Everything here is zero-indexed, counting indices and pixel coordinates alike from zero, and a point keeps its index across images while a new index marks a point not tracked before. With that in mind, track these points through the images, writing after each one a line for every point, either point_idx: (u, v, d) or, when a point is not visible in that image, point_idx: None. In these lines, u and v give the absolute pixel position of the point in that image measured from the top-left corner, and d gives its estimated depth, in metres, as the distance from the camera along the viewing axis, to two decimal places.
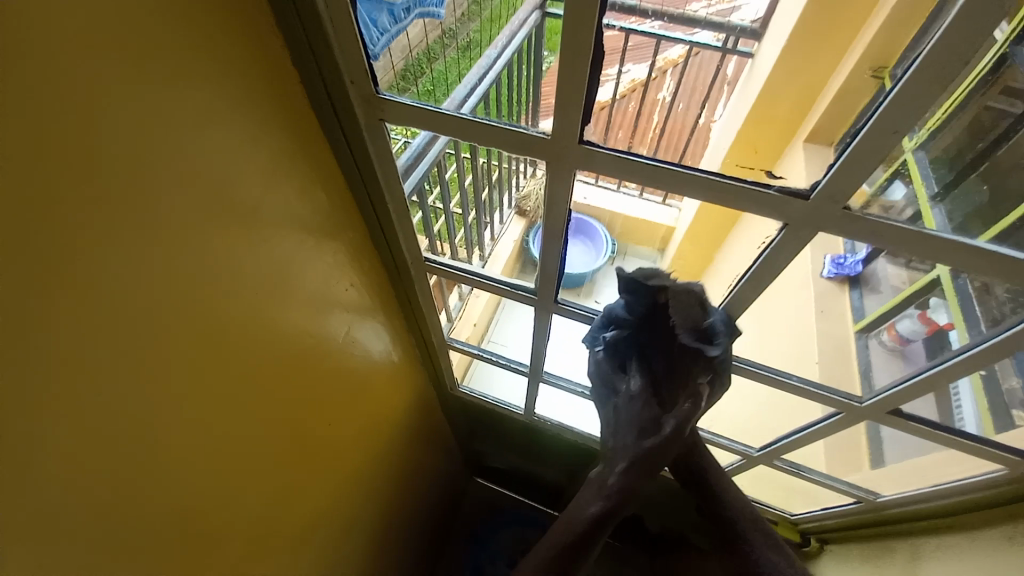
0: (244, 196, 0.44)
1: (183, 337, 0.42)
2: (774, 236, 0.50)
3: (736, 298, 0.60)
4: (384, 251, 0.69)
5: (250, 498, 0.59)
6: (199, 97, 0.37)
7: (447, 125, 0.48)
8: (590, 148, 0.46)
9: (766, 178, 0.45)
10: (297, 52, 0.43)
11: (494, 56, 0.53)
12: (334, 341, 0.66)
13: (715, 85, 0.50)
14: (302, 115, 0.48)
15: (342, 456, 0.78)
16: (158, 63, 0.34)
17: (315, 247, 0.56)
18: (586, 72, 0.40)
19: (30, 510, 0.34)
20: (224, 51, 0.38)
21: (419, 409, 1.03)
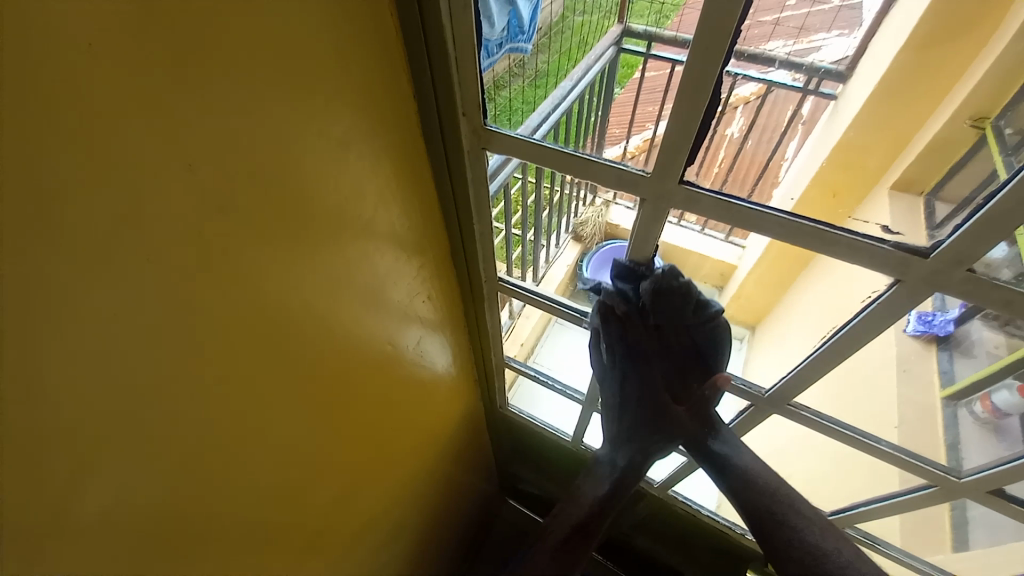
0: (357, 213, 0.48)
1: (285, 334, 0.46)
2: (883, 291, 0.47)
3: (828, 353, 0.57)
4: (462, 271, 0.72)
5: (313, 491, 0.62)
6: (340, 127, 0.42)
7: (549, 157, 0.51)
8: (692, 190, 0.48)
9: (880, 233, 0.43)
10: (420, 87, 0.48)
11: (568, 87, 0.57)
12: (406, 351, 0.68)
13: (791, 124, 0.47)
14: (414, 142, 0.52)
15: (397, 465, 0.80)
16: (314, 93, 0.38)
17: (404, 261, 0.59)
18: (700, 111, 0.42)
19: (145, 476, 0.38)
20: (363, 83, 0.42)
21: (468, 426, 1.04)
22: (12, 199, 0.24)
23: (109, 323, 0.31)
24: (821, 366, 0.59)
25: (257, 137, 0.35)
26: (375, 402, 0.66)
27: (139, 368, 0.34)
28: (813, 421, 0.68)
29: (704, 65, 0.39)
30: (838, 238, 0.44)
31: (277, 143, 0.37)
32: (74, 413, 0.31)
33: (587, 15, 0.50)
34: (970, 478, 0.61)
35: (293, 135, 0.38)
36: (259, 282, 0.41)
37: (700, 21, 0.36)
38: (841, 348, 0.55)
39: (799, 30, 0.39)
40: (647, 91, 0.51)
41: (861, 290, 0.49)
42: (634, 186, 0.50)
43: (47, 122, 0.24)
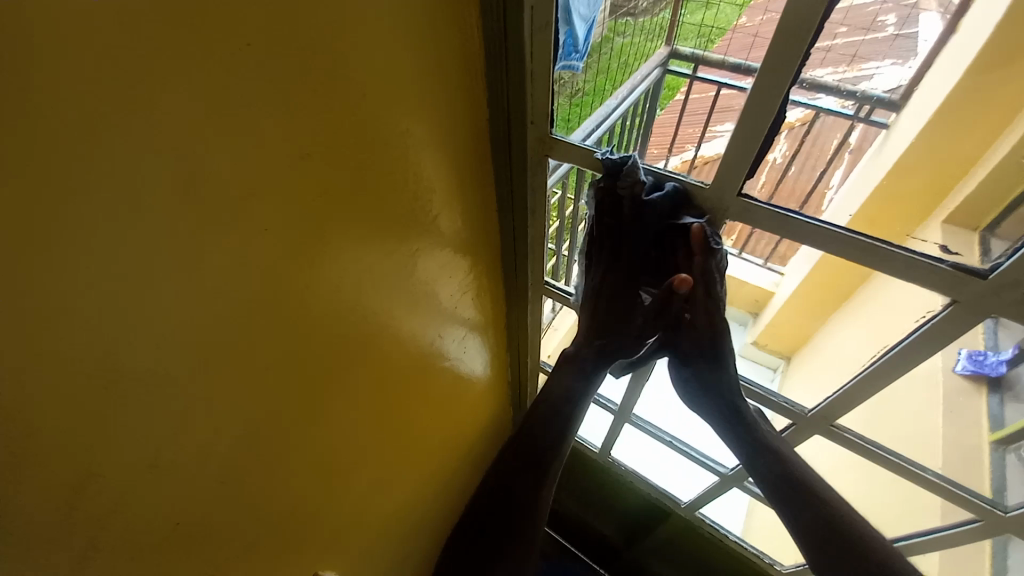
0: (421, 205, 0.51)
1: (347, 315, 0.49)
2: (938, 312, 0.46)
3: (874, 377, 0.55)
4: (509, 273, 0.74)
5: (351, 472, 0.64)
6: (418, 122, 0.45)
7: (611, 167, 0.53)
8: (749, 202, 0.48)
9: (939, 252, 0.43)
10: (492, 92, 0.51)
11: (613, 106, 0.58)
12: (448, 347, 0.70)
13: (837, 152, 0.48)
14: (479, 143, 0.54)
15: (427, 459, 0.81)
16: (400, 95, 0.41)
17: (457, 257, 0.61)
18: (762, 134, 0.43)
19: (211, 435, 0.41)
20: (443, 89, 0.45)
21: (495, 428, 1.05)
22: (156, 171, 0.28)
23: (209, 288, 0.35)
24: (867, 390, 0.57)
25: (348, 131, 0.39)
26: (414, 392, 0.69)
27: (225, 331, 0.38)
28: (855, 443, 0.65)
29: (766, 91, 0.40)
30: (895, 256, 0.43)
31: (363, 138, 0.41)
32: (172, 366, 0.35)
33: (630, 37, 0.54)
34: (1015, 513, 0.57)
35: (377, 132, 0.41)
36: (333, 264, 0.44)
37: (771, 45, 0.38)
38: (891, 370, 0.53)
39: (851, 58, 0.39)
40: (689, 113, 0.55)
41: (916, 308, 0.48)
42: (693, 198, 0.51)
43: (191, 106, 0.28)
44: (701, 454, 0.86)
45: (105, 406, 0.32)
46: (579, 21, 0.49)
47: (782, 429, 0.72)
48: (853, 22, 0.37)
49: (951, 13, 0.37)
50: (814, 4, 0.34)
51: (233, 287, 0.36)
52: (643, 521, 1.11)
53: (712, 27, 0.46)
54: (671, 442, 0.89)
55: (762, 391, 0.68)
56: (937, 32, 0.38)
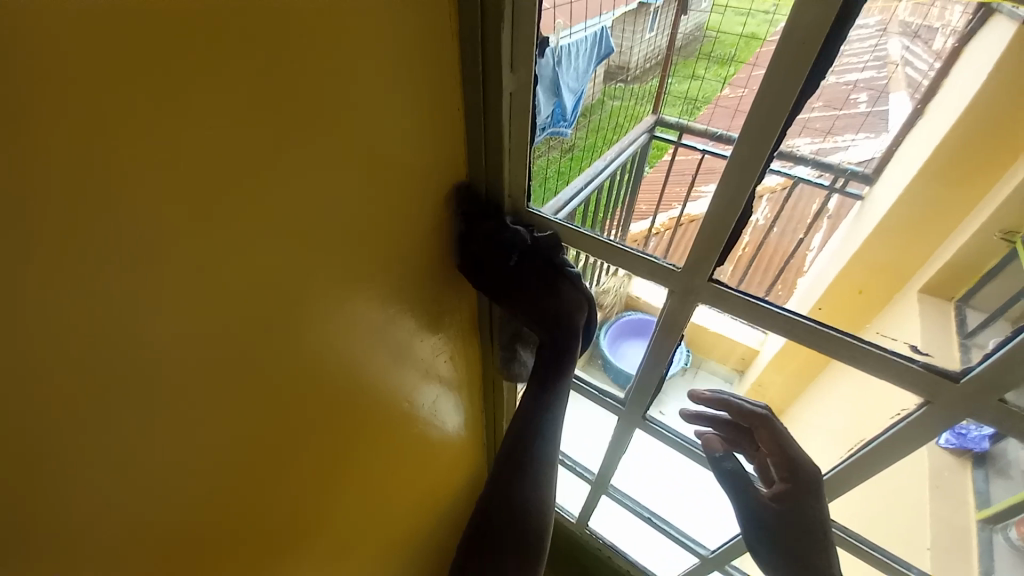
0: (399, 270, 0.51)
1: (314, 381, 0.47)
2: (912, 411, 0.47)
3: (855, 465, 0.55)
4: (484, 336, 0.73)
5: (312, 548, 0.59)
6: (400, 188, 0.45)
7: (589, 244, 0.54)
8: (720, 287, 0.50)
9: (909, 351, 0.44)
10: (472, 158, 0.52)
11: (601, 166, 0.60)
12: (419, 409, 0.68)
13: (816, 218, 0.48)
14: (460, 210, 0.55)
15: (394, 530, 0.77)
16: (384, 164, 0.42)
17: (433, 320, 0.61)
18: (732, 222, 0.45)
19: (156, 518, 0.37)
20: (425, 159, 0.47)
21: (468, 494, 1.00)
22: (134, 242, 0.28)
23: (176, 357, 0.33)
24: (849, 479, 0.57)
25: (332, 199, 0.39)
26: (383, 459, 0.66)
27: (189, 404, 0.36)
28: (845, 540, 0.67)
29: (738, 175, 0.42)
30: (864, 351, 0.45)
31: (346, 204, 0.41)
32: (123, 447, 0.32)
33: (621, 100, 0.55)
34: None
35: (360, 198, 0.42)
36: (306, 328, 0.43)
37: (743, 131, 0.40)
38: (871, 464, 0.54)
39: (825, 132, 0.40)
40: (675, 173, 0.55)
41: (891, 406, 0.49)
42: (665, 278, 0.52)
43: (177, 179, 0.28)
44: (681, 533, 0.85)
45: (45, 486, 0.29)
46: (568, 93, 0.53)
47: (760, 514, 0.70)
48: (828, 98, 0.38)
49: (920, 93, 0.38)
50: (783, 100, 0.37)
51: (193, 358, 0.34)
52: None
53: (696, 97, 0.47)
54: (649, 518, 0.88)
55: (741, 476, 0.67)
56: (907, 114, 0.39)
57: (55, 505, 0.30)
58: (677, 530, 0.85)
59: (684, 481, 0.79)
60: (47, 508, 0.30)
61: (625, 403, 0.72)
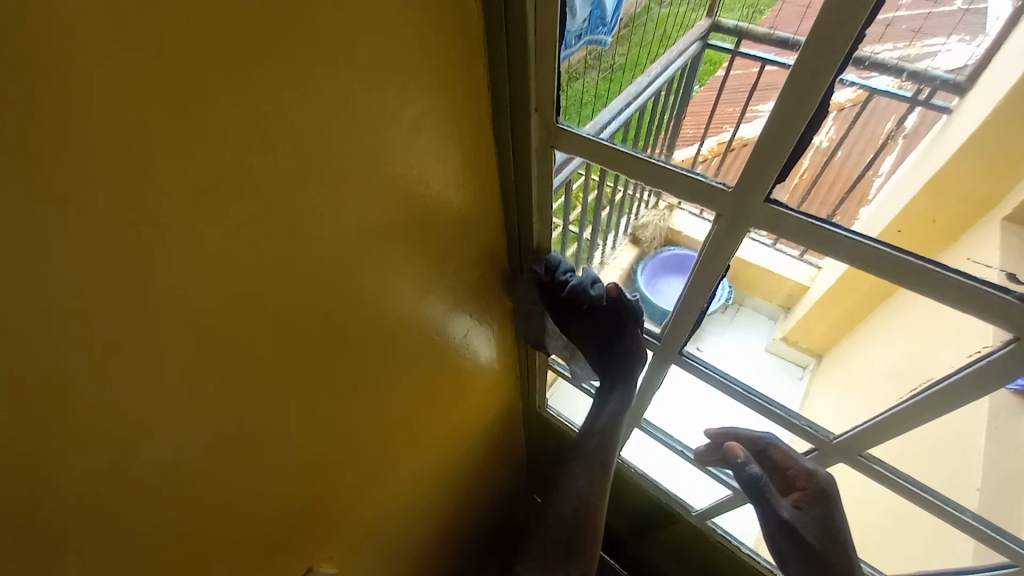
0: (421, 199, 0.48)
1: (337, 313, 0.47)
2: (994, 349, 0.42)
3: (916, 406, 0.51)
4: (516, 267, 0.71)
5: (348, 465, 0.64)
6: (414, 108, 0.42)
7: (627, 162, 0.49)
8: (778, 209, 0.44)
9: (1004, 281, 0.38)
10: (493, 71, 0.47)
11: (644, 84, 0.55)
12: (451, 339, 0.69)
13: (889, 139, 0.42)
14: (482, 133, 0.51)
15: (430, 450, 0.82)
16: (391, 76, 0.38)
17: (462, 254, 0.60)
18: (797, 134, 0.38)
19: (190, 431, 0.40)
20: (437, 68, 0.41)
21: (504, 420, 1.04)
22: (113, 162, 0.26)
23: (185, 289, 0.33)
24: (905, 420, 0.54)
25: (333, 117, 0.36)
26: (418, 386, 0.68)
27: (206, 330, 0.37)
28: (886, 477, 0.62)
29: (809, 76, 0.35)
30: (943, 279, 0.39)
31: (352, 123, 0.37)
32: (146, 368, 0.34)
33: (673, 7, 0.48)
34: None
35: (367, 116, 0.38)
36: (320, 258, 0.42)
37: (816, 26, 0.33)
38: (931, 407, 0.50)
39: (914, 33, 0.34)
40: (729, 91, 0.47)
41: (969, 344, 0.44)
42: (713, 200, 0.46)
43: (142, 95, 0.26)
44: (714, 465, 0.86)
45: (75, 404, 0.31)
46: None
47: (802, 454, 0.69)
48: None
49: None
50: None
51: (206, 286, 0.35)
52: (651, 521, 1.10)
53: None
54: (682, 452, 0.89)
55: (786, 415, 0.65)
56: (1010, 10, 0.32)
57: (83, 419, 0.32)
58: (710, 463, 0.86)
59: (721, 413, 0.78)
60: (79, 423, 0.32)
61: (660, 338, 0.70)
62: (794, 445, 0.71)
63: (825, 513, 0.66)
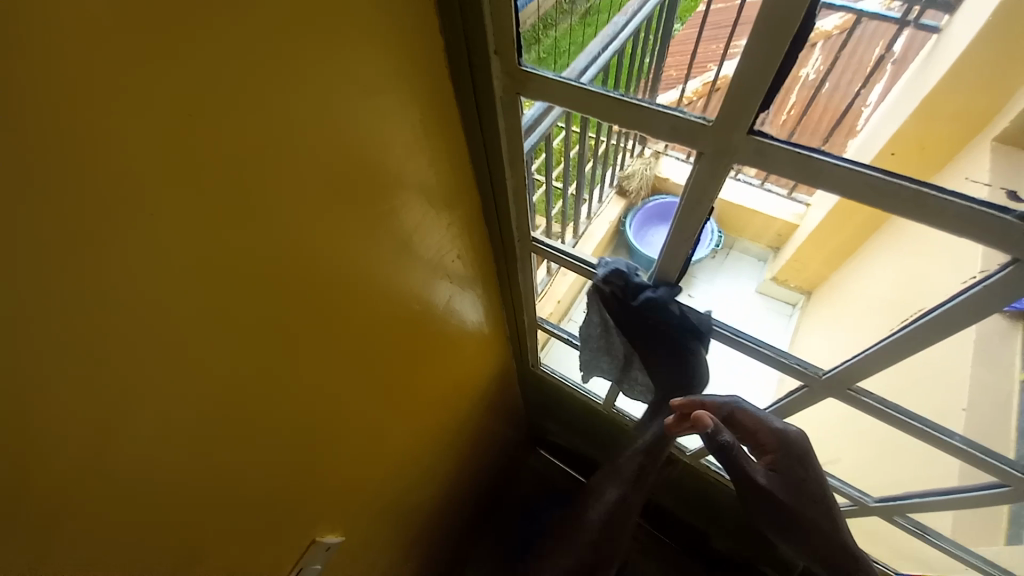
0: (386, 164, 0.46)
1: (311, 290, 0.45)
2: (993, 272, 0.41)
3: (905, 335, 0.51)
4: (493, 225, 0.69)
5: (342, 439, 0.64)
6: (367, 63, 0.38)
7: (600, 105, 0.46)
8: (763, 141, 0.42)
9: (1003, 200, 0.37)
10: (447, 14, 0.43)
11: (622, 23, 0.51)
12: (436, 306, 0.68)
13: (878, 66, 0.39)
14: (443, 85, 0.48)
15: (425, 415, 0.82)
16: (334, 25, 0.34)
17: (435, 217, 0.57)
18: (777, 62, 0.36)
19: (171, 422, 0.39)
20: (385, 14, 0.37)
21: (499, 381, 1.06)
22: (29, 149, 0.23)
23: (142, 281, 0.31)
24: (897, 351, 0.54)
25: (276, 77, 0.32)
26: (406, 355, 0.68)
27: (172, 323, 0.35)
28: (877, 409, 0.62)
29: None
30: (941, 204, 0.38)
31: (298, 82, 0.34)
32: (112, 367, 0.32)
33: None
34: None
35: (315, 74, 0.35)
36: (285, 233, 0.39)
37: None
38: (921, 336, 0.50)
39: None
40: (712, 26, 0.43)
41: (961, 271, 0.43)
42: (694, 136, 0.44)
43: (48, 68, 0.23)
44: None
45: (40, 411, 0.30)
46: None
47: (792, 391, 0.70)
48: None
49: None
50: None
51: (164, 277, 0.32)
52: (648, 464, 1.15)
53: None
54: None
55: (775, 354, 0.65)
56: None
57: (53, 424, 0.31)
58: None
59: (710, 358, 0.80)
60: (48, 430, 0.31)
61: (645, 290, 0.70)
62: (784, 385, 0.73)
63: (800, 475, 0.67)
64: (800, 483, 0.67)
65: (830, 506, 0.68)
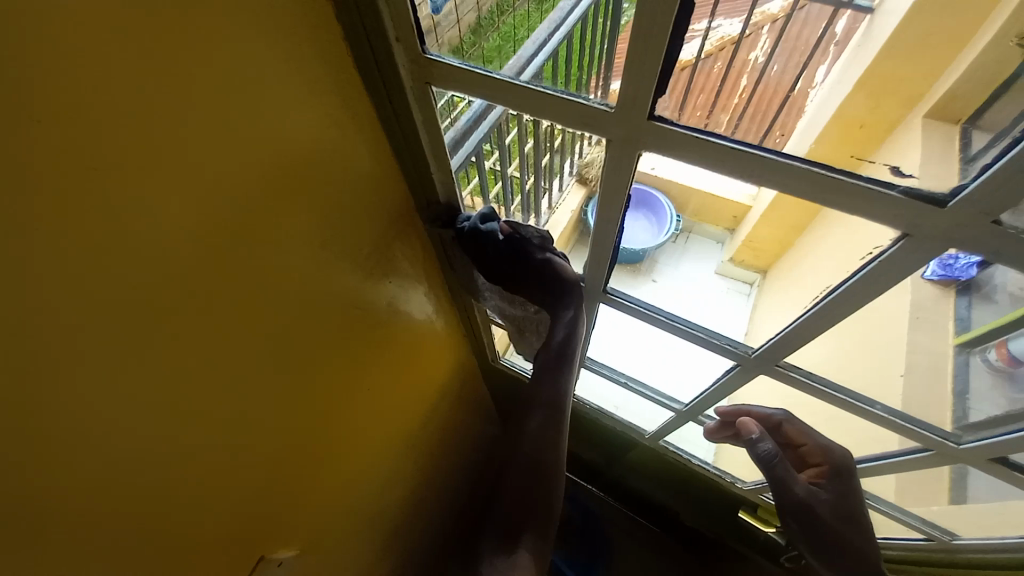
0: (297, 167, 0.44)
1: (228, 303, 0.44)
2: (886, 247, 0.42)
3: (821, 312, 0.53)
4: (430, 221, 0.68)
5: (293, 453, 0.63)
6: (251, 61, 0.36)
7: (506, 91, 0.45)
8: (661, 125, 0.42)
9: (890, 176, 0.38)
10: (342, 6, 0.41)
11: (568, 8, 0.46)
12: (380, 307, 0.67)
13: (820, 46, 0.38)
14: (351, 82, 0.46)
15: (386, 418, 0.82)
16: (205, 30, 0.32)
17: (366, 217, 0.56)
18: (663, 49, 0.36)
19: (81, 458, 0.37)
20: (268, 16, 0.36)
21: (462, 377, 1.06)
22: None
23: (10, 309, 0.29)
24: (810, 327, 0.56)
25: (144, 88, 0.31)
26: (355, 360, 0.67)
27: (59, 351, 0.33)
28: (803, 381, 0.67)
29: None
30: (838, 183, 0.39)
31: (173, 91, 0.32)
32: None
33: None
34: (970, 445, 0.61)
35: (193, 83, 0.33)
36: (188, 250, 0.38)
37: None
38: (832, 313, 0.52)
39: None
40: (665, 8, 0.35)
41: (863, 246, 0.45)
42: (601, 124, 0.44)
43: None
44: (657, 393, 0.92)
45: None
46: None
47: (727, 370, 0.73)
48: None
49: None
50: None
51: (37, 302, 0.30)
52: (615, 447, 1.18)
53: None
54: (627, 382, 0.94)
55: (707, 336, 0.68)
56: None
57: None
58: (654, 391, 0.92)
59: (660, 351, 0.81)
60: None
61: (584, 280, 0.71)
62: (717, 366, 0.75)
63: (839, 485, 0.78)
64: (841, 491, 0.78)
65: (864, 517, 0.80)
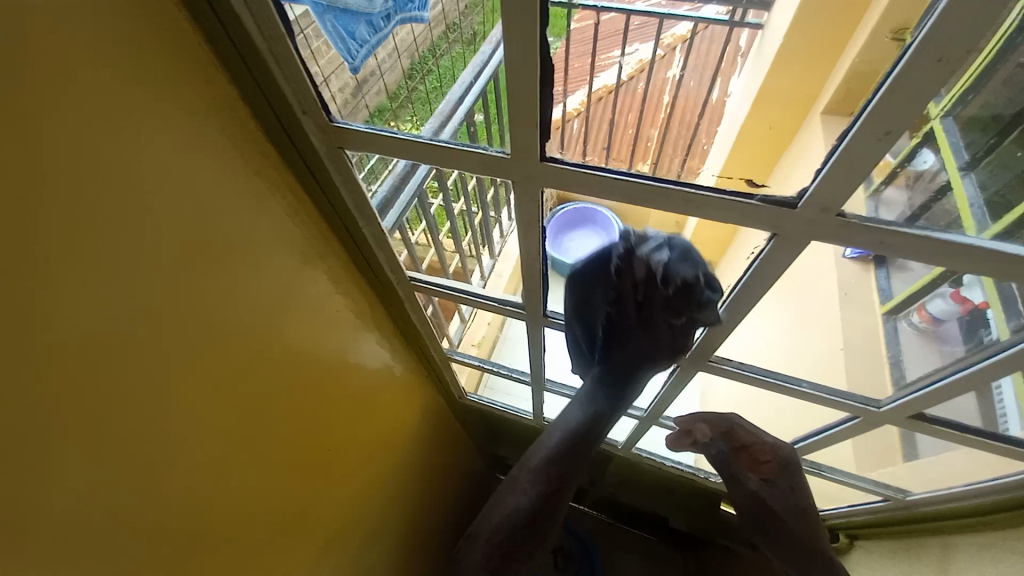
0: (213, 241, 0.45)
1: (156, 385, 0.43)
2: (763, 247, 0.46)
3: (728, 310, 0.56)
4: (366, 270, 0.68)
5: (253, 531, 0.60)
6: (147, 150, 0.37)
7: (414, 149, 0.46)
8: (555, 164, 0.44)
9: (747, 188, 0.41)
10: (241, 84, 0.42)
11: (489, 52, 0.41)
12: (331, 362, 0.66)
13: (728, 58, 0.40)
14: (263, 152, 0.47)
15: (356, 474, 0.80)
16: (92, 123, 0.34)
17: (298, 278, 0.56)
18: (536, 108, 0.38)
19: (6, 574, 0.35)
20: (161, 105, 0.37)
21: (431, 418, 1.05)
22: None
23: None
24: (724, 326, 0.60)
25: (23, 184, 0.31)
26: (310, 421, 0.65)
27: None
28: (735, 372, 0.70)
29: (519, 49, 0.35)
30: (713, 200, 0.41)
31: (63, 188, 0.33)
32: None
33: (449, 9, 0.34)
34: (888, 407, 0.65)
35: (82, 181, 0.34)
36: (102, 336, 0.38)
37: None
38: (737, 308, 0.55)
39: None
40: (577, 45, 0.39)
41: (746, 247, 0.48)
42: (503, 169, 0.45)
43: None
44: None
45: None
46: None
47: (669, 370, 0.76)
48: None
49: None
50: None
51: None
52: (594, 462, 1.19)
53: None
54: None
55: None
56: None
57: None
58: None
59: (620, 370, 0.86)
60: None
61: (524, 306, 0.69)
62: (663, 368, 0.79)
63: (788, 484, 0.79)
64: (787, 492, 0.79)
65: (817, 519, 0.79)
